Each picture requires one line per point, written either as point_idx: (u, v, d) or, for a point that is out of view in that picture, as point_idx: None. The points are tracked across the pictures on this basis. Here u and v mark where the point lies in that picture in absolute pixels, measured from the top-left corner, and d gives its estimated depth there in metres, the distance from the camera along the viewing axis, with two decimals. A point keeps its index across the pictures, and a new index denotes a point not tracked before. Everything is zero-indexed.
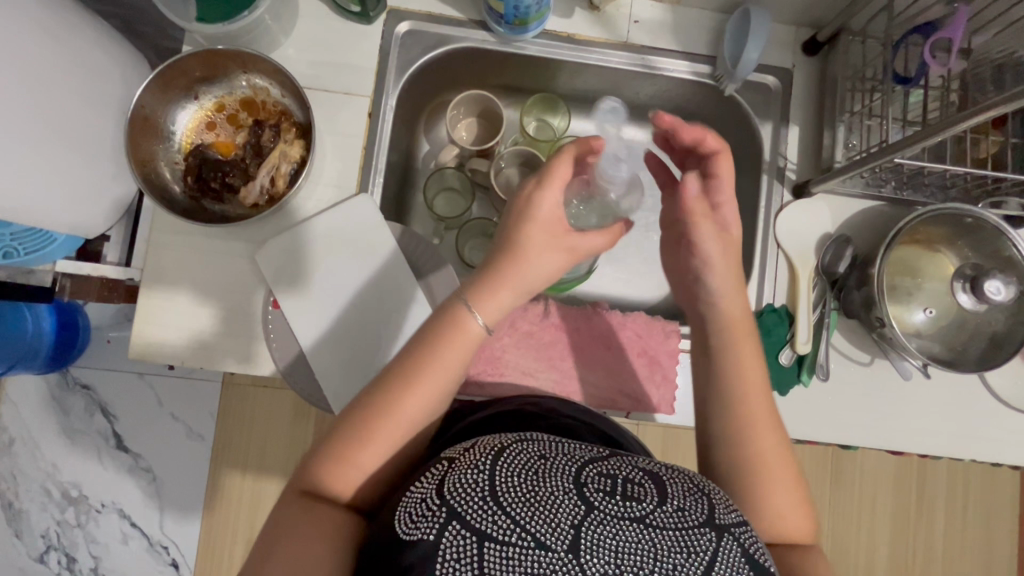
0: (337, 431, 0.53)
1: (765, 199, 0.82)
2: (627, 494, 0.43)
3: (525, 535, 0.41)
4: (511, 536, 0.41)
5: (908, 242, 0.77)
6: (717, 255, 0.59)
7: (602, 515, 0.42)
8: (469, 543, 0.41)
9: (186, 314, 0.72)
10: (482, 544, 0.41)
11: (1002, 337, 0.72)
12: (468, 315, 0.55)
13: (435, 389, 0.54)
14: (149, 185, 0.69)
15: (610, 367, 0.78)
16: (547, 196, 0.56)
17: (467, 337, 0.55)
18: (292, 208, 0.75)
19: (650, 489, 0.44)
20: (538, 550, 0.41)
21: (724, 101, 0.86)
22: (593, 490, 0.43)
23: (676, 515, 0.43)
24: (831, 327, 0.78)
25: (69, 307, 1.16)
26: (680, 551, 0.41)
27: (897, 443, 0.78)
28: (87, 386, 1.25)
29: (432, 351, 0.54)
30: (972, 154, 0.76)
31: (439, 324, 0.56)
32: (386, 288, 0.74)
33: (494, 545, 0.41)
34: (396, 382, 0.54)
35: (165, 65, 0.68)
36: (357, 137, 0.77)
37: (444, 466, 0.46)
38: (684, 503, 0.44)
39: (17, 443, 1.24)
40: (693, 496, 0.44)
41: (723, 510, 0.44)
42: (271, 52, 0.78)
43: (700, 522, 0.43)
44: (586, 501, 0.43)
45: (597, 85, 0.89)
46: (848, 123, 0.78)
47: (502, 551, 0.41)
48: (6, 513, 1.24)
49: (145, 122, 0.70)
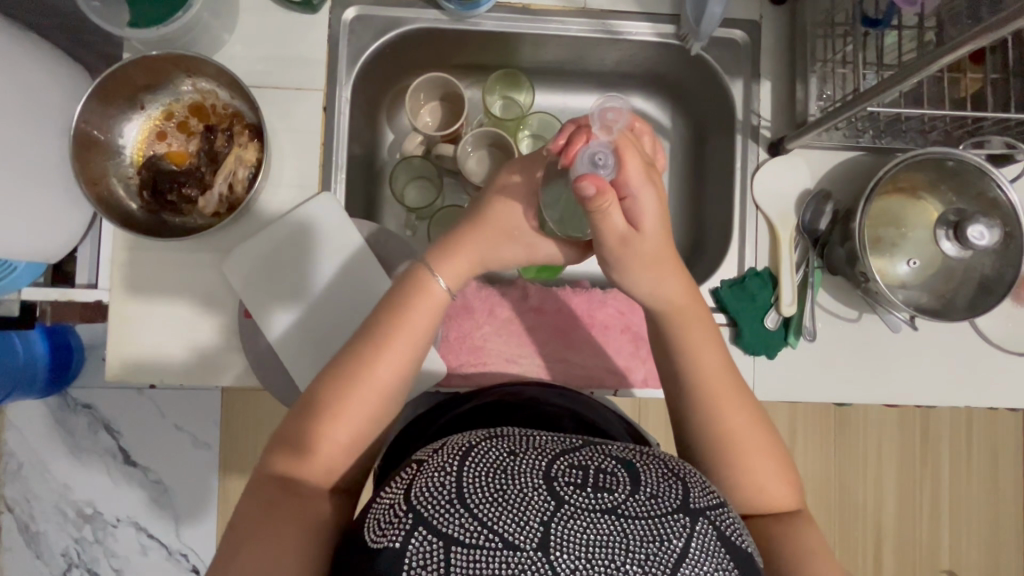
0: (308, 401, 0.53)
1: (741, 160, 0.80)
2: (598, 485, 0.43)
3: (493, 535, 0.41)
4: (479, 537, 0.41)
5: (889, 191, 0.74)
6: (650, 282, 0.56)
7: (572, 509, 0.41)
8: (436, 548, 0.41)
9: (158, 330, 0.71)
10: (448, 548, 0.41)
11: (991, 280, 0.70)
12: (431, 277, 0.57)
13: (404, 354, 0.54)
14: (102, 205, 0.67)
15: (596, 347, 0.76)
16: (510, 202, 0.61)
17: (432, 299, 0.56)
18: (253, 214, 0.73)
19: (622, 479, 0.43)
20: (507, 550, 0.40)
21: (692, 61, 0.83)
22: (562, 484, 0.42)
23: (648, 503, 0.42)
24: (815, 286, 0.76)
25: (59, 329, 1.16)
26: (652, 540, 0.40)
27: (890, 396, 0.77)
28: (87, 405, 1.25)
29: (394, 319, 0.55)
30: (951, 94, 0.73)
31: (404, 289, 0.57)
32: (350, 270, 0.72)
33: (462, 549, 0.41)
34: (365, 344, 0.54)
35: (104, 76, 0.65)
36: (314, 133, 0.75)
37: (412, 470, 0.45)
38: (657, 490, 0.43)
39: (26, 467, 1.24)
40: (666, 482, 0.44)
41: (697, 493, 0.44)
42: (215, 51, 0.74)
43: (674, 508, 0.42)
44: (555, 496, 0.42)
45: (561, 56, 0.86)
46: (820, 74, 0.75)
47: (469, 554, 0.40)
48: (24, 535, 1.25)
49: (90, 139, 0.67)
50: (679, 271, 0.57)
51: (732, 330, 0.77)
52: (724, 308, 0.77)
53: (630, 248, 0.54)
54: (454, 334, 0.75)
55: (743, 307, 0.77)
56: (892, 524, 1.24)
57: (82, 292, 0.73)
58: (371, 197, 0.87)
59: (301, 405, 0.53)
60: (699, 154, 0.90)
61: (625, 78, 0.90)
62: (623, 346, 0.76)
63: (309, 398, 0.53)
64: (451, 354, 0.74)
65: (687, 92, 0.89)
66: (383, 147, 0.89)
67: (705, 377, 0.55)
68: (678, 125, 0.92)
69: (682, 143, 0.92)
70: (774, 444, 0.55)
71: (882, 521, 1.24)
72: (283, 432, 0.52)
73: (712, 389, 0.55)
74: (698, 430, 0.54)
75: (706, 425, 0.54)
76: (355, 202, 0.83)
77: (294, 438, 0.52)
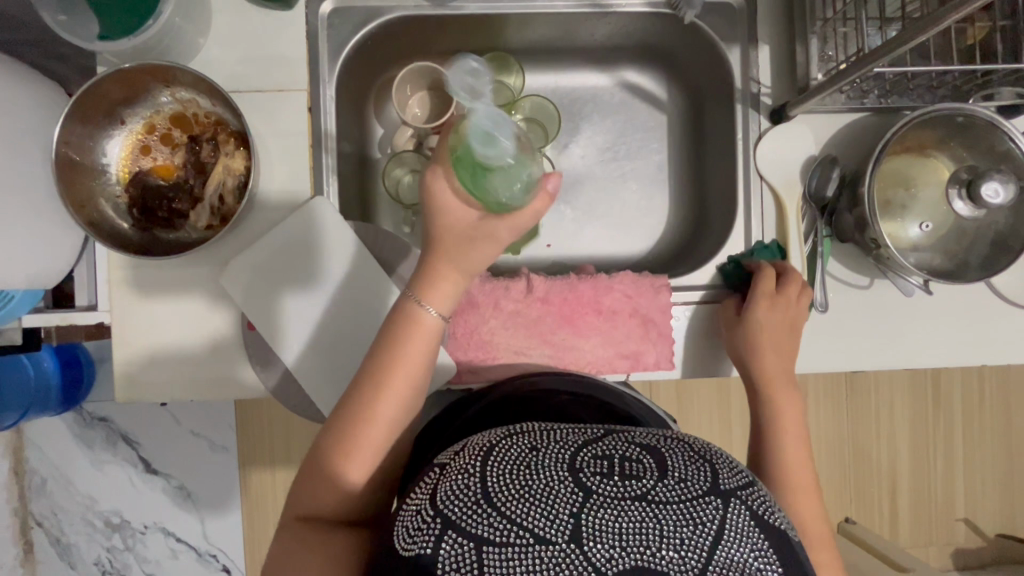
0: (324, 441, 0.52)
1: (742, 130, 0.78)
2: (625, 472, 0.39)
3: (523, 532, 0.37)
4: (507, 535, 0.37)
5: (897, 152, 0.72)
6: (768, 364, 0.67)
7: (602, 498, 0.37)
8: (466, 551, 0.37)
9: (164, 346, 0.71)
10: (481, 549, 0.37)
11: (1005, 236, 0.69)
12: (421, 307, 0.54)
13: (406, 385, 0.53)
14: (92, 227, 0.65)
15: (605, 332, 0.75)
16: (443, 197, 0.53)
17: (425, 329, 0.54)
18: (246, 224, 0.72)
19: (648, 465, 0.39)
20: (539, 546, 0.36)
21: (686, 29, 0.80)
22: (588, 473, 0.39)
23: (678, 487, 0.38)
24: (826, 255, 0.75)
25: (67, 345, 1.15)
26: (686, 525, 0.36)
27: (905, 361, 0.76)
28: (104, 418, 1.26)
29: (394, 351, 0.53)
30: (957, 45, 0.70)
31: (393, 324, 0.54)
32: (357, 285, 0.71)
33: (492, 549, 0.37)
34: (367, 384, 0.53)
35: (80, 94, 0.63)
36: (301, 136, 0.72)
37: (435, 475, 0.42)
38: (685, 473, 0.39)
39: (50, 482, 1.26)
40: (693, 465, 0.40)
41: (726, 475, 0.40)
42: (192, 56, 0.71)
43: (704, 490, 0.38)
44: (583, 486, 0.38)
45: (548, 34, 0.83)
46: (821, 33, 0.71)
47: (501, 554, 0.36)
48: (56, 547, 1.27)
49: (74, 161, 0.65)
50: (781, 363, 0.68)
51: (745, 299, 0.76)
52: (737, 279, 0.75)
53: (740, 326, 0.70)
54: (461, 330, 0.74)
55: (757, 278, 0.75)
56: (907, 479, 1.25)
57: (82, 316, 0.72)
58: (365, 195, 0.86)
59: (317, 446, 0.53)
60: (697, 126, 0.87)
61: (616, 53, 0.88)
62: (633, 330, 0.75)
63: (323, 441, 0.52)
64: (459, 350, 0.74)
65: (682, 63, 0.86)
66: (374, 143, 0.87)
67: (780, 451, 0.63)
68: (674, 97, 0.89)
69: (679, 116, 0.90)
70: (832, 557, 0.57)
71: (897, 479, 1.25)
72: (304, 473, 0.52)
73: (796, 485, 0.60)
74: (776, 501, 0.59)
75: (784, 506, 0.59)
76: (349, 202, 0.81)
77: (315, 476, 0.52)
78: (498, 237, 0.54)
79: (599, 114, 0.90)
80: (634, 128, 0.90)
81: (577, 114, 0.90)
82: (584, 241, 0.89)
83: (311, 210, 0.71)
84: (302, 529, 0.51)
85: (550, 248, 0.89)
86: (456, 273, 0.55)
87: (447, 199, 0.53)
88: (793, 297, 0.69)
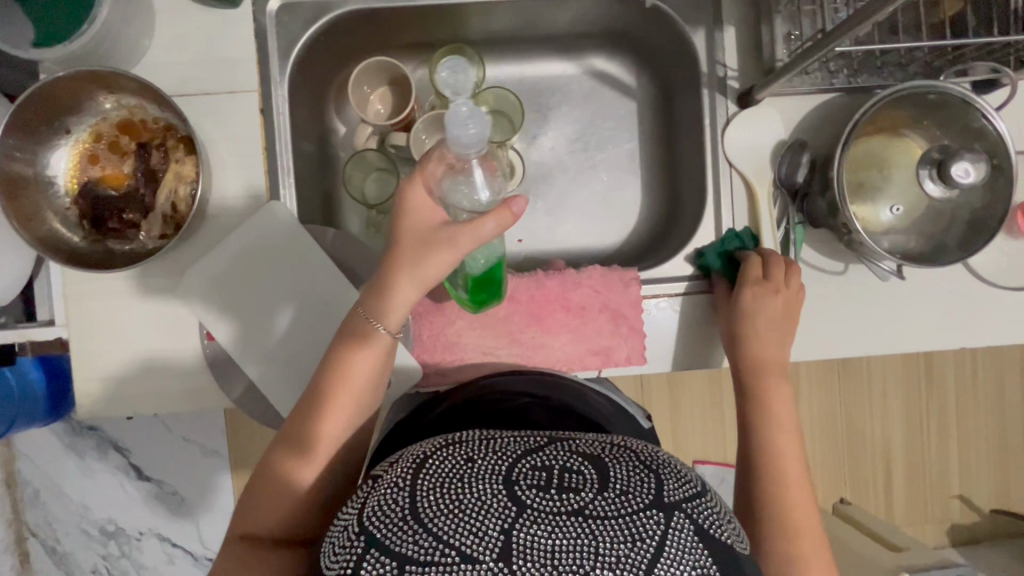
0: (268, 460, 0.52)
1: (710, 116, 0.75)
2: (563, 485, 0.38)
3: (448, 550, 0.35)
4: (431, 553, 0.35)
5: (868, 132, 0.70)
6: (761, 344, 0.66)
7: (535, 514, 0.36)
8: (388, 569, 0.35)
9: (127, 359, 0.69)
10: (403, 569, 0.35)
11: (979, 217, 0.67)
12: (372, 325, 0.54)
13: (353, 407, 0.53)
14: (41, 243, 0.64)
15: (575, 328, 0.74)
16: (414, 198, 0.55)
17: (372, 349, 0.54)
18: (200, 231, 0.70)
19: (588, 476, 0.38)
20: (464, 565, 0.35)
21: (650, 13, 0.77)
22: (524, 487, 0.37)
23: (617, 501, 0.37)
24: (798, 242, 0.73)
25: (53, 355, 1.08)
26: (622, 541, 0.35)
27: (884, 347, 0.75)
28: (92, 427, 1.24)
29: (340, 371, 0.53)
30: (929, 19, 0.67)
31: (342, 341, 0.55)
32: (317, 291, 0.70)
33: (415, 568, 0.35)
34: (317, 402, 0.53)
35: (17, 103, 0.60)
36: (254, 139, 0.70)
37: (367, 488, 0.41)
38: (627, 485, 0.38)
39: (44, 493, 1.24)
40: (638, 476, 0.39)
41: (671, 486, 0.39)
42: (137, 59, 0.69)
43: (646, 504, 0.37)
44: (516, 501, 0.37)
45: (510, 22, 0.81)
46: (786, 13, 0.69)
47: (426, 574, 0.35)
48: (52, 557, 1.27)
49: (17, 174, 0.63)
50: (774, 340, 0.67)
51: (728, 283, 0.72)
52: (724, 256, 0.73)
53: (732, 307, 0.69)
54: (426, 333, 0.72)
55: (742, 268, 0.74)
56: (899, 459, 1.24)
57: (40, 331, 0.70)
58: (328, 197, 0.84)
59: (260, 467, 0.53)
60: (668, 113, 0.85)
61: (581, 39, 0.85)
62: (604, 325, 0.73)
63: (266, 461, 0.53)
64: (425, 353, 0.73)
65: (649, 48, 0.83)
66: (336, 142, 0.85)
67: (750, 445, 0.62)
68: (644, 83, 0.87)
69: (650, 102, 0.87)
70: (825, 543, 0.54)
71: (889, 460, 1.24)
72: (247, 494, 0.52)
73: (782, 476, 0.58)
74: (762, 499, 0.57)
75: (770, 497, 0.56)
76: (311, 205, 0.79)
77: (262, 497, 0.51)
78: (457, 246, 0.53)
79: (567, 104, 0.88)
80: (603, 117, 0.88)
81: (545, 104, 0.88)
82: (557, 235, 0.87)
83: (263, 216, 0.69)
84: (244, 547, 0.50)
85: (521, 244, 0.87)
86: (411, 281, 0.54)
87: (418, 201, 0.55)
88: (781, 282, 0.67)
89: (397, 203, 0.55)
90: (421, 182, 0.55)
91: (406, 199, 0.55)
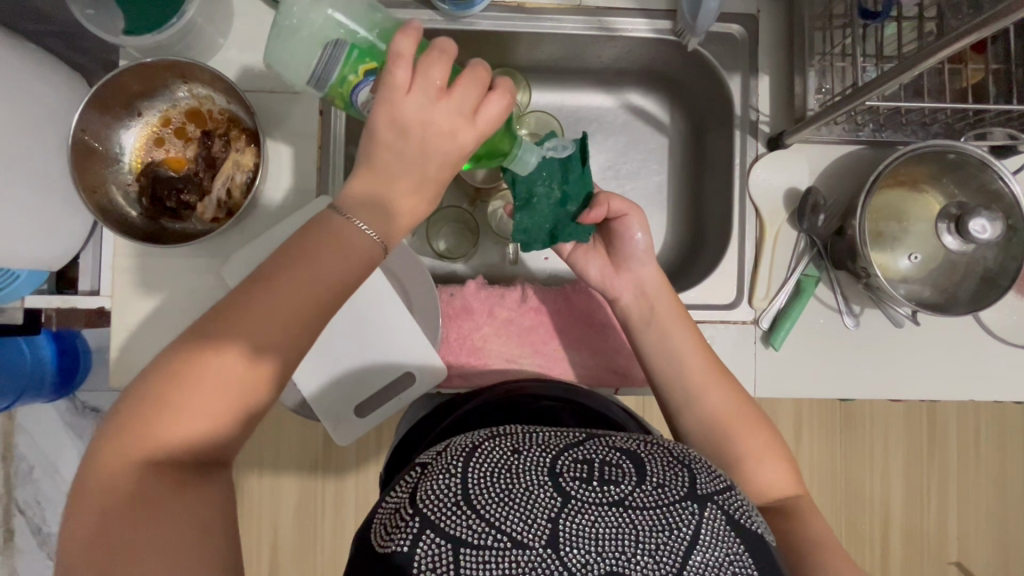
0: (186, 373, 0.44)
1: (740, 156, 0.79)
2: (605, 477, 0.39)
3: (500, 535, 0.37)
4: (484, 539, 0.37)
5: (889, 185, 0.73)
6: (649, 269, 0.68)
7: (580, 504, 0.38)
8: (443, 551, 0.37)
9: (161, 333, 0.72)
10: (458, 550, 0.37)
11: (994, 274, 0.69)
12: (350, 228, 0.49)
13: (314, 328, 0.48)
14: (102, 213, 0.68)
15: (596, 345, 0.78)
16: (465, 139, 0.50)
17: (345, 261, 0.49)
18: (251, 218, 0.73)
19: (627, 470, 0.40)
20: (515, 550, 0.37)
21: (690, 56, 0.82)
22: (568, 478, 0.39)
23: (655, 493, 0.39)
24: (807, 288, 0.76)
25: (65, 333, 1.09)
26: (661, 530, 0.37)
27: (895, 390, 0.77)
28: (96, 408, 1.22)
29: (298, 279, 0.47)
30: (953, 85, 0.72)
31: (311, 243, 0.48)
32: None
33: (469, 552, 0.37)
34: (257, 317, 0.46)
35: (100, 85, 0.66)
36: (311, 137, 0.74)
37: (416, 474, 0.42)
38: (663, 479, 0.40)
39: (37, 470, 1.22)
40: (672, 470, 0.41)
41: (704, 479, 0.41)
42: (211, 56, 0.74)
43: (681, 495, 0.39)
44: (562, 492, 0.38)
45: (558, 53, 0.86)
46: (819, 67, 0.75)
47: (480, 555, 0.37)
48: (38, 537, 1.24)
49: (89, 148, 0.68)
50: (665, 282, 0.68)
51: (587, 211, 0.64)
52: (581, 158, 0.61)
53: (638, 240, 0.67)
54: (453, 336, 0.77)
55: (549, 188, 0.61)
56: None
57: (83, 299, 0.74)
58: None
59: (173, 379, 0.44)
60: (697, 150, 0.89)
61: (622, 75, 0.90)
62: (622, 345, 0.78)
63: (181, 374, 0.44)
64: (451, 355, 0.77)
65: (685, 89, 0.88)
66: None
67: (655, 359, 0.65)
68: (676, 120, 0.92)
69: (682, 138, 0.92)
70: (760, 419, 0.62)
71: None
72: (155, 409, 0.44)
73: (694, 375, 0.63)
74: (694, 412, 0.62)
75: (700, 406, 0.62)
76: None
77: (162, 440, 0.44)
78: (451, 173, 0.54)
79: (603, 133, 0.92)
80: (636, 148, 0.92)
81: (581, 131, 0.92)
82: None
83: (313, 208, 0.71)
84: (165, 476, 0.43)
85: (547, 261, 0.87)
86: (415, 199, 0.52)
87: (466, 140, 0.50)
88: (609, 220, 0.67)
89: (444, 127, 0.49)
90: (474, 119, 0.50)
91: (445, 123, 0.49)
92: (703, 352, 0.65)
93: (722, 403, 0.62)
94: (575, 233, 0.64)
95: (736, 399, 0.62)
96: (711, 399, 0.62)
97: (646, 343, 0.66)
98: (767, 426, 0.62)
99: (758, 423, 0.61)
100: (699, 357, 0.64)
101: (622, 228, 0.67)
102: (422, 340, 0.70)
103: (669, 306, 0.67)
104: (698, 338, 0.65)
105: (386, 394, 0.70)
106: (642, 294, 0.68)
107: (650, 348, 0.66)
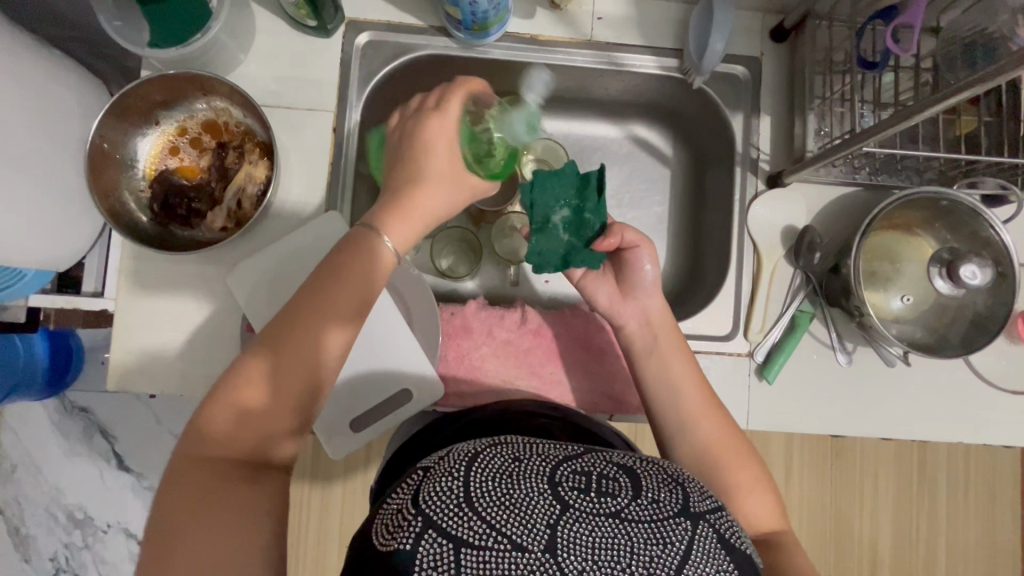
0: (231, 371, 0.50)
1: (740, 191, 0.82)
2: (602, 489, 0.40)
3: (501, 538, 0.38)
4: (485, 540, 0.38)
5: (883, 228, 0.75)
6: (653, 298, 0.69)
7: (578, 513, 0.38)
8: (444, 551, 0.37)
9: (163, 337, 0.72)
10: (459, 550, 0.37)
11: (983, 318, 0.71)
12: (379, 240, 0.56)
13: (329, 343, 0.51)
14: (113, 216, 0.69)
15: (592, 370, 0.79)
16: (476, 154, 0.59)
17: (369, 274, 0.54)
18: (258, 229, 0.75)
19: (624, 484, 0.41)
20: (514, 554, 0.37)
21: (695, 93, 0.85)
22: (567, 488, 0.40)
23: (650, 507, 0.39)
24: (801, 326, 0.77)
25: (60, 332, 1.09)
26: (656, 543, 0.38)
27: (886, 428, 0.78)
28: (85, 409, 1.18)
29: (328, 288, 0.52)
30: (947, 134, 0.74)
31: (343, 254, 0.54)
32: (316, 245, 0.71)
33: (470, 552, 0.37)
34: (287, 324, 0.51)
35: (122, 92, 0.67)
36: (323, 153, 0.76)
37: (419, 476, 0.42)
38: (658, 494, 0.41)
39: (20, 469, 1.17)
40: (667, 487, 0.42)
41: (696, 498, 0.42)
42: (231, 69, 0.76)
43: (676, 512, 0.40)
44: (561, 500, 0.39)
45: (566, 84, 0.89)
46: (819, 110, 0.77)
47: (480, 556, 0.37)
48: (14, 538, 1.18)
49: (105, 154, 0.69)
50: (666, 310, 0.69)
51: (600, 239, 0.65)
52: (598, 188, 0.65)
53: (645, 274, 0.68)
54: (452, 353, 0.78)
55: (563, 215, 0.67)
56: None
57: (87, 301, 0.74)
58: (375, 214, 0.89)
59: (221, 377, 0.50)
60: (699, 183, 0.92)
61: (629, 108, 0.93)
62: (618, 372, 0.79)
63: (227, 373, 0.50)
64: (449, 373, 0.78)
65: (689, 124, 0.91)
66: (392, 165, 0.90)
67: (653, 385, 0.66)
68: (680, 153, 0.94)
69: (685, 171, 0.94)
70: (750, 454, 0.63)
71: None
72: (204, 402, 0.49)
73: (689, 405, 0.64)
74: (687, 442, 0.63)
75: (693, 438, 0.62)
76: None
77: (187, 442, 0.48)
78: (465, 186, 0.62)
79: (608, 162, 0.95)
80: (640, 178, 0.94)
81: (586, 159, 0.95)
82: None
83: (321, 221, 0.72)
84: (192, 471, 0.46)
85: (548, 284, 0.88)
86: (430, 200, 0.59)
87: None
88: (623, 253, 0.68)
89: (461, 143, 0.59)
90: None
91: None
92: (699, 381, 0.66)
93: (715, 435, 0.62)
94: (587, 259, 0.66)
95: (726, 430, 0.63)
96: (704, 431, 0.62)
97: (646, 369, 0.67)
98: (755, 460, 0.62)
99: (747, 455, 0.62)
100: (694, 386, 0.65)
101: (632, 259, 0.68)
102: (421, 356, 0.71)
103: (670, 334, 0.68)
104: (694, 366, 0.67)
105: (382, 410, 0.70)
106: (642, 321, 0.69)
107: (649, 374, 0.67)
